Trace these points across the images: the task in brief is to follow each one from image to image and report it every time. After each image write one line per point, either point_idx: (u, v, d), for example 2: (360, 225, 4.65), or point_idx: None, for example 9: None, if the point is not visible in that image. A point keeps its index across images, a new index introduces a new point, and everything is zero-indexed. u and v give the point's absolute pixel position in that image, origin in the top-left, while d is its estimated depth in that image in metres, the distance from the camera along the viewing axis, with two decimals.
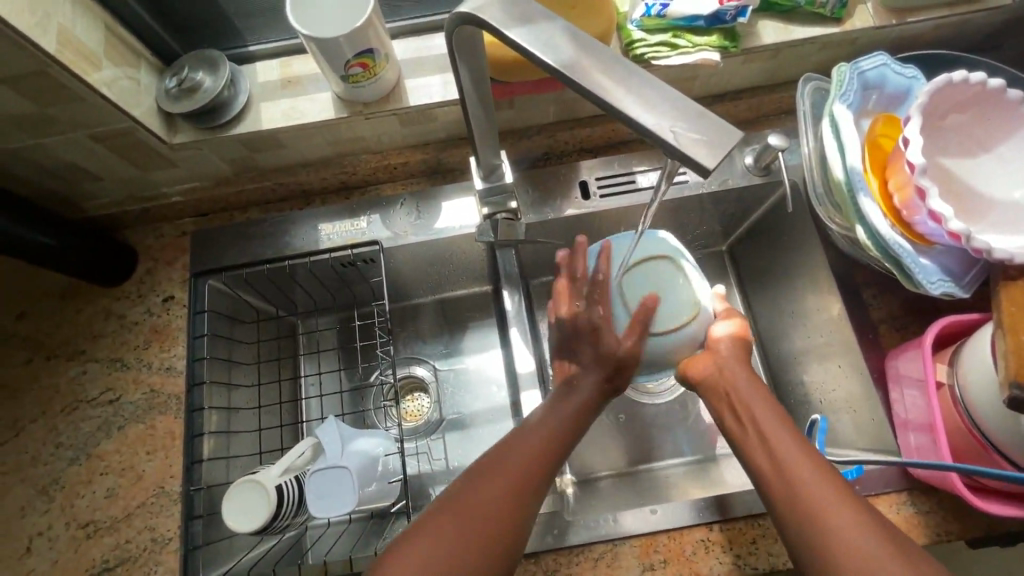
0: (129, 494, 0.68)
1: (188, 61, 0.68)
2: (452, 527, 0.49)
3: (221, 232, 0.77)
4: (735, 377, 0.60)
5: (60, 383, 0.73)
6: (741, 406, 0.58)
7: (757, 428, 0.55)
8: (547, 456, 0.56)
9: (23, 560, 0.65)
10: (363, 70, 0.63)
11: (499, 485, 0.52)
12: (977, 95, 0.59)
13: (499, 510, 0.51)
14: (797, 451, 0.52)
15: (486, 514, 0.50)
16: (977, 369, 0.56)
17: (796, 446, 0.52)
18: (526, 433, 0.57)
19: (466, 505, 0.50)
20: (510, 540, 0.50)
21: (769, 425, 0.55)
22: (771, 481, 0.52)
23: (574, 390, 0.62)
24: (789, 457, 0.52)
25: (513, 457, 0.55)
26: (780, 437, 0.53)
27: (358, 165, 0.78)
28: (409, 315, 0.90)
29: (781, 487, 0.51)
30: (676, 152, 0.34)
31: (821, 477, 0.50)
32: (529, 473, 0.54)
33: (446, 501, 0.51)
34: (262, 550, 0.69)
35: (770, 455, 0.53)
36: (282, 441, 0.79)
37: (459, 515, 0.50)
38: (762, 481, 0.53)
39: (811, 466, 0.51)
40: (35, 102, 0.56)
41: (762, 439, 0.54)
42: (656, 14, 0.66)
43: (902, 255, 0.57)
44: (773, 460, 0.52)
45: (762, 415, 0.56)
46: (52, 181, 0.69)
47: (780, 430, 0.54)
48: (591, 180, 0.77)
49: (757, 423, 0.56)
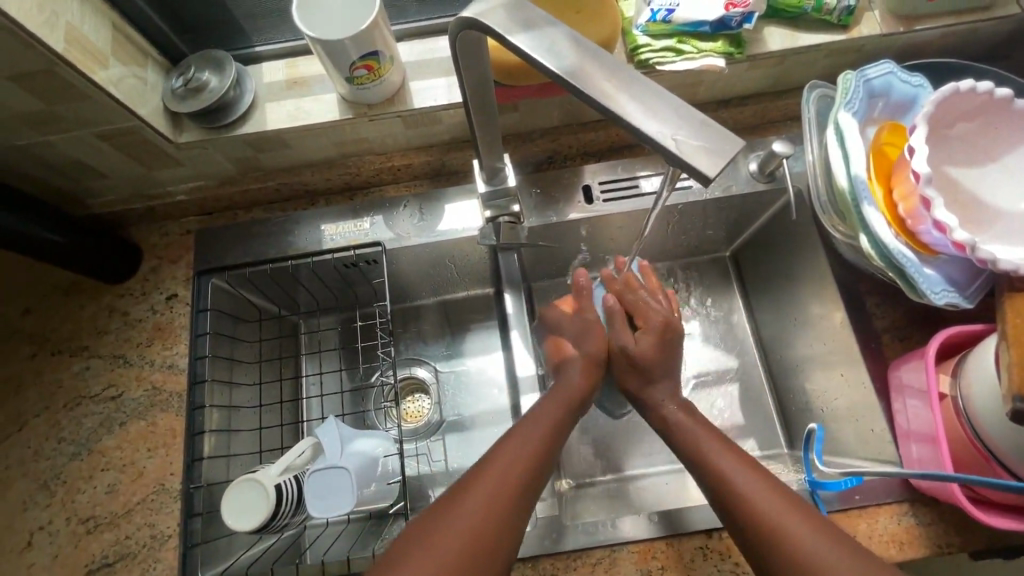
0: (130, 490, 0.69)
1: (194, 61, 0.68)
2: (443, 550, 0.47)
3: (225, 230, 0.77)
4: (683, 416, 0.62)
5: (65, 378, 0.73)
6: (688, 438, 0.59)
7: (701, 451, 0.57)
8: (539, 465, 0.55)
9: (24, 554, 0.66)
10: (368, 72, 0.64)
11: (485, 494, 0.51)
12: (984, 104, 0.59)
13: (489, 520, 0.49)
14: (753, 475, 0.53)
15: (475, 528, 0.49)
16: (981, 381, 0.55)
17: (743, 468, 0.54)
18: (510, 439, 0.56)
19: (447, 528, 0.48)
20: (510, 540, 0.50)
21: (713, 446, 0.57)
22: (723, 501, 0.53)
23: (566, 381, 0.64)
24: (738, 478, 0.53)
25: (497, 466, 0.53)
26: (727, 459, 0.55)
27: (362, 165, 0.78)
28: (410, 317, 0.90)
29: (736, 508, 0.52)
30: (678, 160, 0.34)
31: (786, 500, 0.51)
32: (526, 479, 0.53)
33: (417, 528, 0.50)
34: (260, 549, 0.70)
35: (719, 477, 0.54)
36: (283, 440, 0.80)
37: (447, 534, 0.48)
38: (716, 503, 0.54)
39: (769, 490, 0.52)
40: (42, 100, 0.57)
41: (709, 460, 0.56)
42: (662, 19, 0.66)
43: (906, 264, 0.56)
44: (721, 483, 0.54)
45: (709, 443, 0.58)
46: (59, 178, 0.70)
47: (732, 455, 0.56)
48: (594, 185, 0.77)
49: (704, 448, 0.57)
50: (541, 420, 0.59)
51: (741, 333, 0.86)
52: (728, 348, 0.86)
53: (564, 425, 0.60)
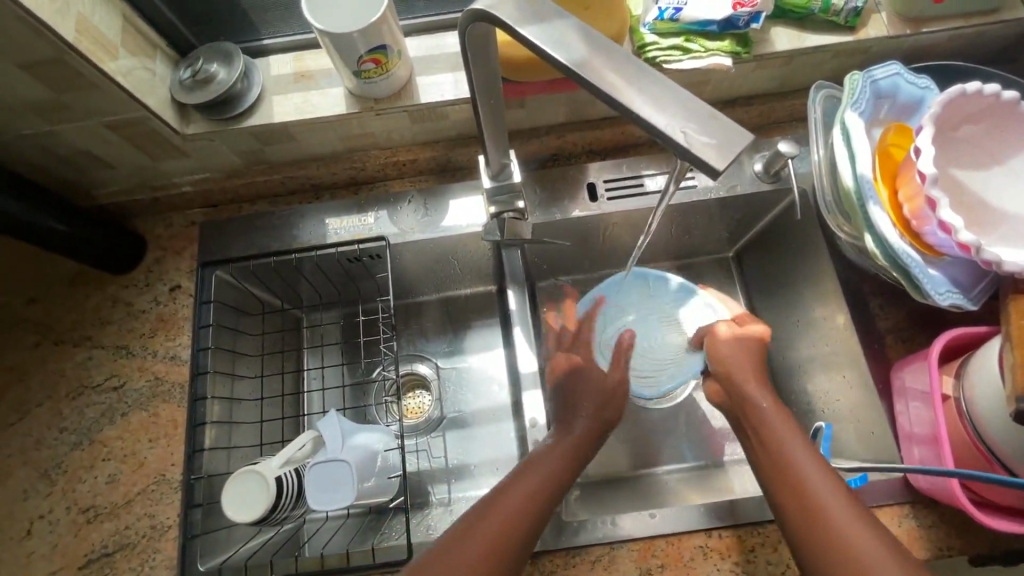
0: (131, 480, 0.69)
1: (203, 53, 0.69)
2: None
3: (230, 223, 0.78)
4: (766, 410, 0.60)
5: (67, 368, 0.73)
6: (765, 428, 0.59)
7: (775, 441, 0.57)
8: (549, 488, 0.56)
9: (24, 542, 0.66)
10: (376, 66, 0.64)
11: (489, 535, 0.49)
12: (990, 106, 0.59)
13: (498, 545, 0.49)
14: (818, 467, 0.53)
15: (480, 568, 0.47)
16: (985, 382, 0.55)
17: (815, 462, 0.53)
18: (525, 473, 0.56)
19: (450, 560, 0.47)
20: (513, 559, 0.49)
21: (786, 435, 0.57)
22: (782, 492, 0.53)
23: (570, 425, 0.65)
24: (805, 469, 0.53)
25: (511, 495, 0.54)
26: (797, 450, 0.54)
27: (367, 160, 0.78)
28: (413, 313, 0.91)
29: (794, 500, 0.51)
30: (687, 154, 0.34)
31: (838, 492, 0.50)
32: (546, 489, 0.56)
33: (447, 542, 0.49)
34: (259, 542, 0.70)
35: (784, 468, 0.54)
36: (284, 433, 0.80)
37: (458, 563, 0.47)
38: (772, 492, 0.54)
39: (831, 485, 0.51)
40: (50, 89, 0.57)
41: (779, 452, 0.55)
42: (669, 17, 0.66)
43: (911, 265, 0.56)
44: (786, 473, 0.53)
45: (786, 435, 0.57)
46: (65, 167, 0.70)
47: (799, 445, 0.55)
48: (599, 183, 0.77)
49: (777, 439, 0.57)
50: (555, 452, 0.60)
51: None
52: None
53: (570, 462, 0.60)
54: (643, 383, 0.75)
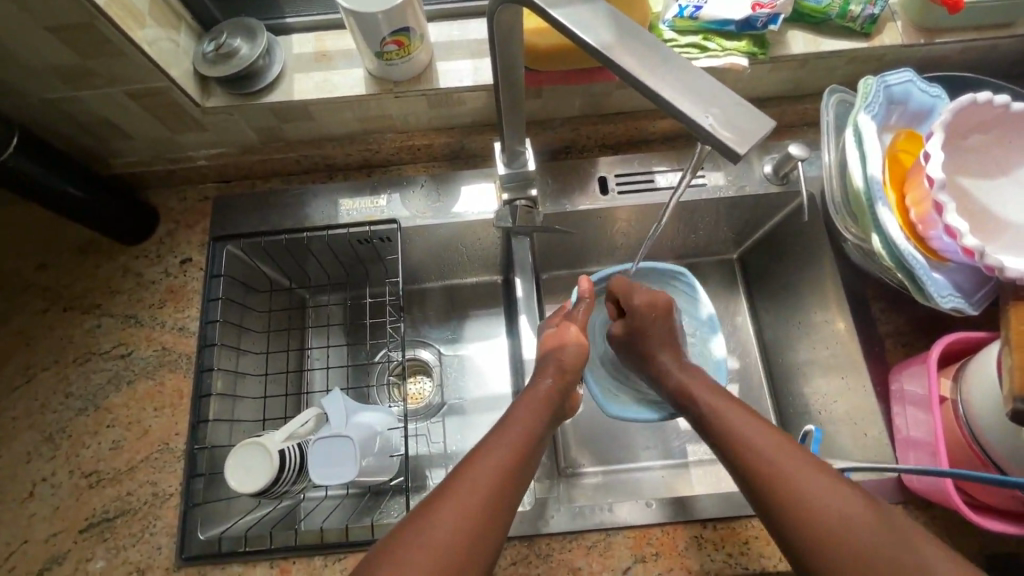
0: (134, 448, 0.69)
1: (227, 28, 0.70)
2: (441, 537, 0.46)
3: (243, 199, 0.78)
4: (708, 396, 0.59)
5: (76, 334, 0.74)
6: (722, 420, 0.56)
7: (748, 444, 0.52)
8: (530, 447, 0.55)
9: (26, 503, 0.66)
10: (398, 48, 0.65)
11: (479, 489, 0.50)
12: (999, 116, 0.60)
13: (487, 507, 0.49)
14: (793, 458, 0.50)
15: (471, 525, 0.47)
16: (982, 386, 0.56)
17: (787, 451, 0.51)
18: (506, 428, 0.56)
19: (437, 525, 0.47)
20: (506, 514, 0.50)
21: (751, 427, 0.54)
22: (760, 489, 0.50)
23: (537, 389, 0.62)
24: (780, 460, 0.50)
25: (497, 453, 0.53)
26: (764, 441, 0.52)
27: (383, 143, 0.79)
28: (416, 299, 0.91)
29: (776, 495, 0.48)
30: (710, 136, 0.36)
31: (822, 480, 0.48)
32: (526, 448, 0.55)
33: (430, 502, 0.49)
34: (257, 516, 0.70)
35: (767, 471, 0.50)
36: (286, 410, 0.80)
37: (445, 526, 0.47)
38: (754, 494, 0.50)
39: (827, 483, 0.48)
40: (77, 54, 0.58)
41: (760, 460, 0.51)
42: (689, 15, 0.68)
43: (916, 267, 0.57)
44: (771, 478, 0.49)
45: (748, 426, 0.54)
46: (83, 133, 0.70)
47: (767, 436, 0.52)
48: (610, 177, 0.78)
49: (749, 437, 0.53)
50: (527, 408, 0.59)
51: (743, 336, 0.87)
52: (728, 349, 0.87)
53: (538, 439, 0.57)
54: (603, 380, 0.76)
